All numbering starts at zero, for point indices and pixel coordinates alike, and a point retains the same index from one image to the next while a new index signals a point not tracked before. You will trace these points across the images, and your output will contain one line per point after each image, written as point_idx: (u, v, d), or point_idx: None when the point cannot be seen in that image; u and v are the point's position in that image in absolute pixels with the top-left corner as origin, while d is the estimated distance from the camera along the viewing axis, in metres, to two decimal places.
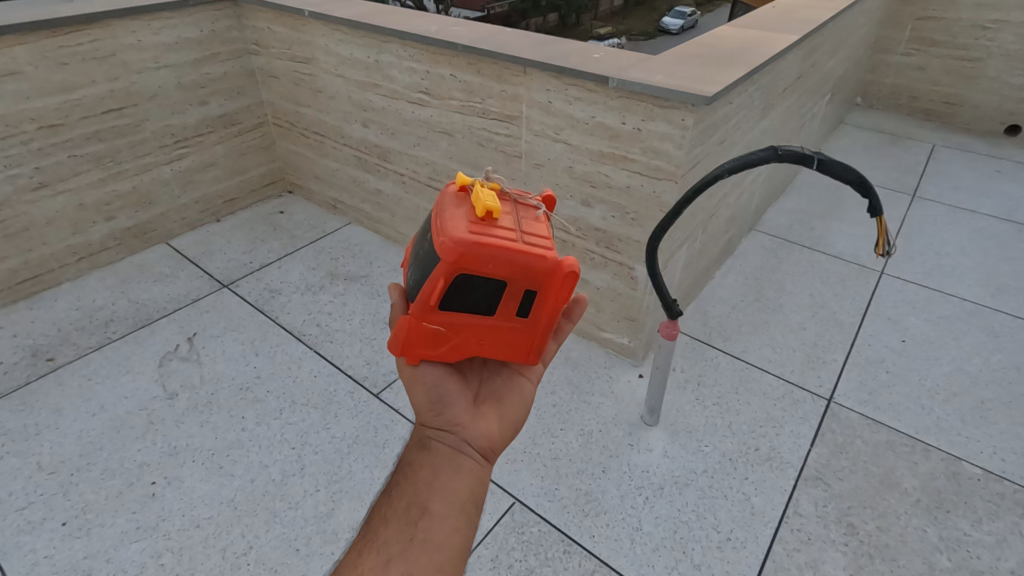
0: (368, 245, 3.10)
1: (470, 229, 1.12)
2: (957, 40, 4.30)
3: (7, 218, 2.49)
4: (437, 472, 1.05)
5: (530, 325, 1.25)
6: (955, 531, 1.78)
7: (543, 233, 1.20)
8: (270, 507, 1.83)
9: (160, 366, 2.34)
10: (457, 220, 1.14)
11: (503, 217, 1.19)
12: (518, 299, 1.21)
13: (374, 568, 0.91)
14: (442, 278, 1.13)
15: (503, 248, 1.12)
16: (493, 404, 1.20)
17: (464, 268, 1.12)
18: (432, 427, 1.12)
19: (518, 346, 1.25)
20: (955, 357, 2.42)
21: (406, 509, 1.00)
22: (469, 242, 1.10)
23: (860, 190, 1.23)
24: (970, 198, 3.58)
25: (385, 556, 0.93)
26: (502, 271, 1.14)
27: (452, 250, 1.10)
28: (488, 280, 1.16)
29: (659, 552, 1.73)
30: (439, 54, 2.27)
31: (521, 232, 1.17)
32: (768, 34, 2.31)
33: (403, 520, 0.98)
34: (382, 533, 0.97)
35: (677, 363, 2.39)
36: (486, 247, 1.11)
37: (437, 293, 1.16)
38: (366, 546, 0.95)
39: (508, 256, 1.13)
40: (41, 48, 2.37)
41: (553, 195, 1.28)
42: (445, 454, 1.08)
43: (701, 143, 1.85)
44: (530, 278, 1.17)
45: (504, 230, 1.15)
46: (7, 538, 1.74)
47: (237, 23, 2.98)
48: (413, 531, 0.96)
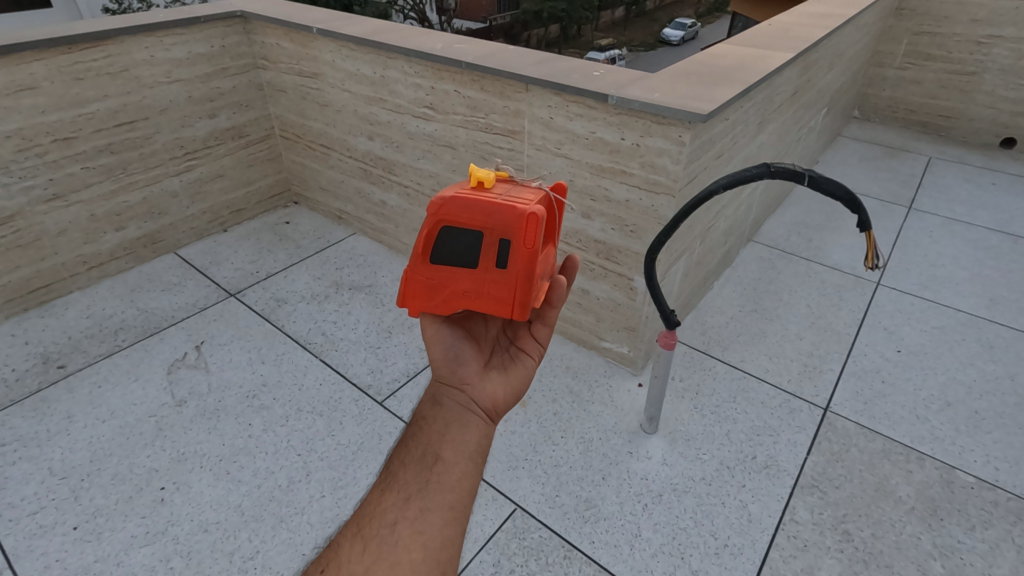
0: (372, 255, 3.16)
1: (454, 189, 1.30)
2: (952, 54, 4.37)
3: (22, 229, 2.55)
4: (451, 423, 1.07)
5: (511, 278, 1.26)
6: (949, 538, 1.81)
7: (528, 198, 1.31)
8: (276, 512, 1.87)
9: (168, 373, 2.39)
10: (450, 188, 1.33)
11: (496, 188, 1.34)
12: (497, 249, 1.28)
13: (395, 506, 0.93)
14: (426, 228, 1.29)
15: (476, 198, 1.26)
16: (502, 370, 1.22)
17: (444, 217, 1.27)
18: (444, 382, 1.15)
19: (501, 299, 1.26)
20: (950, 367, 2.46)
21: (422, 454, 1.02)
22: (447, 194, 1.27)
23: (850, 206, 1.28)
24: (966, 210, 3.64)
25: (403, 496, 0.95)
26: (476, 218, 1.26)
27: (433, 201, 1.28)
28: (468, 231, 1.27)
29: (658, 558, 1.76)
30: (444, 71, 2.34)
31: (503, 194, 1.30)
32: (764, 52, 2.37)
33: (419, 465, 0.99)
34: (400, 475, 0.98)
35: (676, 373, 2.43)
36: (461, 197, 1.27)
37: (426, 244, 1.30)
38: (384, 488, 0.97)
39: (481, 204, 1.26)
40: (57, 64, 2.44)
41: (563, 184, 1.44)
42: (456, 406, 1.10)
43: (698, 158, 1.91)
44: (501, 224, 1.26)
45: (487, 192, 1.30)
46: (20, 541, 1.78)
47: (246, 38, 3.06)
48: (430, 474, 0.98)
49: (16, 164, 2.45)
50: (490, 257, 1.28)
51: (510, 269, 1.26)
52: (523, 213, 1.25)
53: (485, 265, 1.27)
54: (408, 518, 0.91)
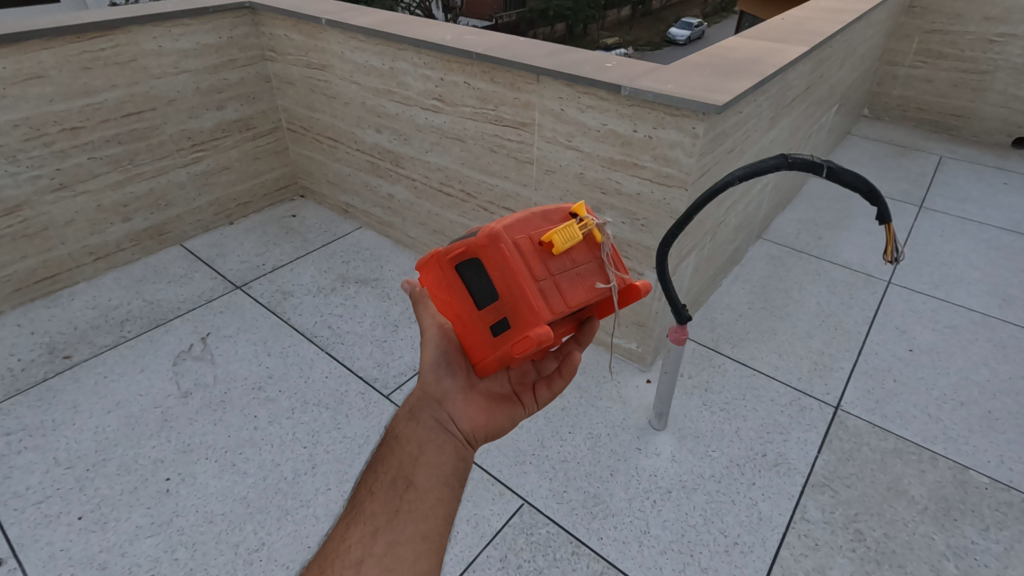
0: (378, 248, 3.14)
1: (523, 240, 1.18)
2: (964, 53, 4.33)
3: (28, 218, 2.54)
4: (423, 447, 1.08)
5: (488, 349, 1.18)
6: (963, 539, 1.79)
7: (570, 301, 1.18)
8: (281, 505, 1.86)
9: (174, 364, 2.38)
10: (528, 226, 1.20)
11: (559, 262, 1.20)
12: (498, 318, 1.17)
13: (362, 542, 0.93)
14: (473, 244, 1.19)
15: (518, 269, 1.14)
16: (485, 390, 1.25)
17: (482, 256, 1.17)
18: (424, 398, 1.17)
19: (474, 353, 1.21)
20: (963, 366, 2.43)
21: (393, 480, 1.02)
22: (501, 242, 1.15)
23: (869, 199, 1.25)
24: (978, 209, 3.60)
25: (371, 529, 0.95)
26: (505, 283, 1.15)
27: (493, 235, 1.15)
28: (488, 284, 1.17)
29: (667, 555, 1.74)
30: (453, 62, 2.32)
31: (553, 279, 1.18)
32: (778, 45, 2.34)
33: (388, 494, 1.00)
34: (369, 506, 0.98)
35: (685, 370, 2.40)
36: (507, 257, 1.15)
37: (461, 252, 1.20)
38: (352, 519, 0.97)
39: (518, 277, 1.14)
40: (65, 53, 2.43)
41: (645, 288, 1.28)
42: (432, 428, 1.12)
43: (712, 151, 1.88)
44: (517, 308, 1.15)
45: (544, 266, 1.18)
46: (25, 530, 1.77)
47: (254, 30, 3.04)
48: (400, 503, 0.98)
49: (24, 153, 2.44)
50: (488, 319, 1.18)
51: (496, 344, 1.17)
52: (536, 320, 1.13)
53: (480, 320, 1.18)
54: (374, 554, 0.91)
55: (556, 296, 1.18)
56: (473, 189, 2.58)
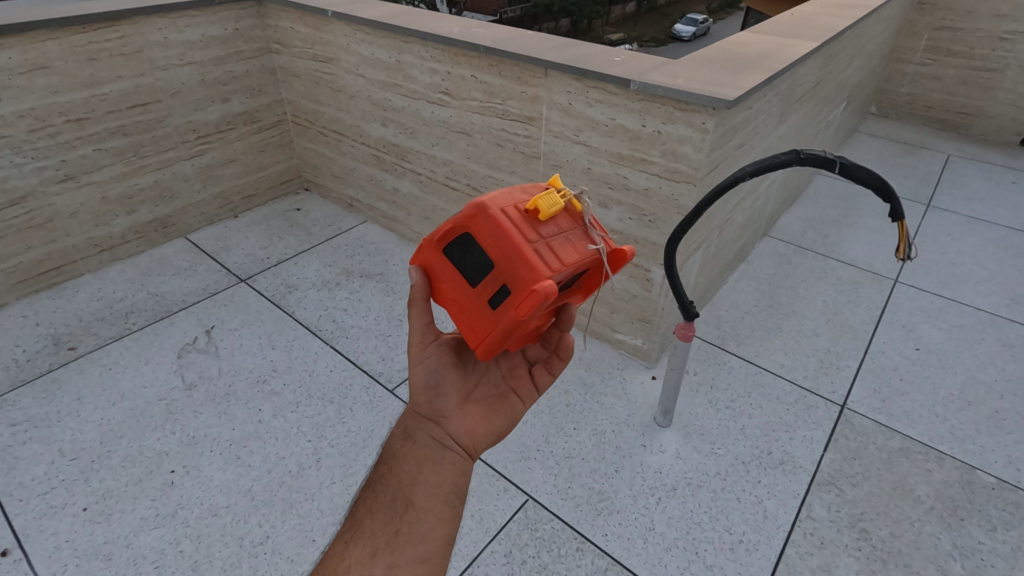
0: (382, 243, 3.13)
1: (507, 207, 1.14)
2: (973, 50, 4.29)
3: (33, 210, 2.54)
4: (420, 466, 1.08)
5: (490, 322, 1.13)
6: (969, 539, 1.78)
7: (567, 260, 1.13)
8: (286, 498, 1.85)
9: (179, 357, 2.38)
10: (508, 196, 1.18)
11: (549, 226, 1.15)
12: (495, 287, 1.13)
13: (360, 562, 0.92)
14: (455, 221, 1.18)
15: (508, 231, 1.10)
16: (483, 406, 1.21)
17: (472, 227, 1.15)
18: (419, 415, 1.16)
19: (475, 332, 1.16)
20: (970, 366, 2.42)
21: (391, 500, 1.02)
22: (487, 209, 1.13)
23: (881, 195, 1.23)
24: (986, 209, 3.57)
25: (370, 551, 0.94)
26: (495, 250, 1.12)
27: (475, 206, 1.15)
28: (479, 255, 1.15)
29: (671, 552, 1.73)
30: (460, 56, 2.30)
31: (546, 241, 1.13)
32: (788, 41, 2.32)
33: (388, 513, 1.00)
34: (367, 526, 0.98)
35: (691, 367, 2.39)
36: (497, 220, 1.12)
37: (447, 234, 1.20)
38: (349, 540, 0.97)
39: (506, 239, 1.10)
40: (71, 43, 2.43)
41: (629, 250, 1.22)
42: (429, 445, 1.12)
43: (721, 146, 1.86)
44: (512, 271, 1.10)
45: (534, 230, 1.13)
46: (30, 521, 1.77)
47: (260, 22, 3.02)
48: (400, 522, 0.98)
49: (29, 144, 2.44)
50: (485, 291, 1.14)
51: (497, 315, 1.12)
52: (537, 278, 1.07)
53: (477, 294, 1.16)
54: None
55: (550, 256, 1.11)
56: (479, 183, 2.57)
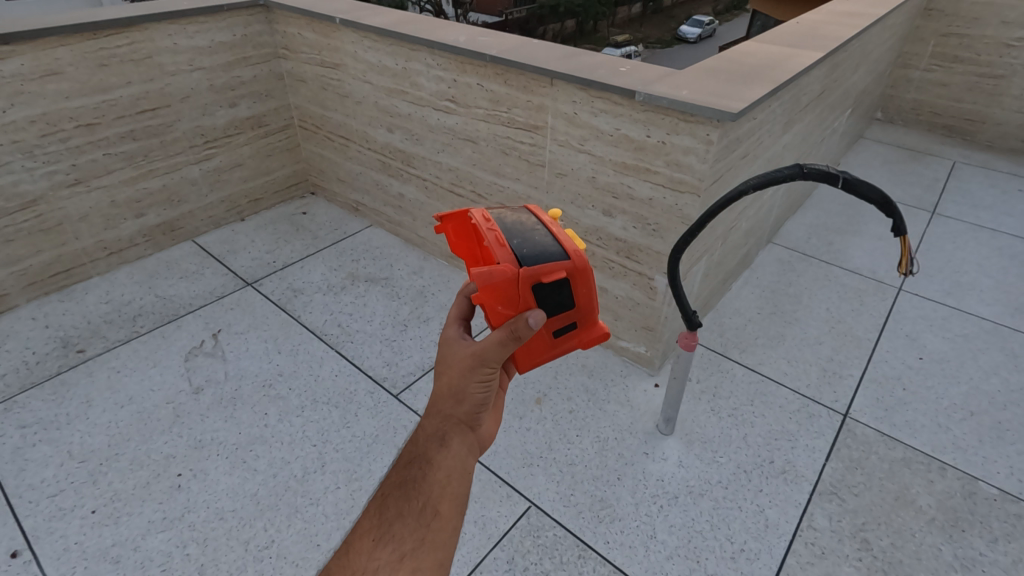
0: (388, 247, 3.15)
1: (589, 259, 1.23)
2: (980, 57, 4.28)
3: (43, 214, 2.57)
4: (456, 475, 0.98)
5: (548, 349, 1.26)
6: (971, 550, 1.78)
7: None
8: (291, 502, 1.88)
9: (186, 361, 2.40)
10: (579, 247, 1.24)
11: None
12: (564, 325, 1.25)
13: (388, 566, 0.82)
14: (560, 269, 1.15)
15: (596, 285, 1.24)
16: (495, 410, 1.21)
17: (574, 279, 1.18)
18: (458, 420, 1.06)
19: (530, 350, 1.25)
20: (974, 376, 2.42)
21: (422, 505, 0.91)
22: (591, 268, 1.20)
23: (884, 210, 1.24)
24: (991, 216, 3.57)
25: (398, 554, 0.85)
26: (583, 299, 1.23)
27: (582, 260, 1.18)
28: (565, 299, 1.20)
29: (673, 561, 1.74)
30: (466, 64, 2.32)
31: None
32: (793, 50, 2.33)
33: (418, 517, 0.90)
34: (394, 528, 0.88)
35: (693, 374, 2.40)
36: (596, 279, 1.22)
37: (549, 275, 1.14)
38: (378, 538, 0.87)
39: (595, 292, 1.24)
40: (82, 50, 2.46)
41: None
42: (465, 455, 1.02)
43: (725, 157, 1.87)
44: (585, 317, 1.27)
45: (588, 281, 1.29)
46: (40, 523, 1.80)
47: (268, 28, 3.05)
48: (428, 530, 0.88)
49: (40, 149, 2.47)
50: (555, 325, 1.23)
51: (555, 345, 1.27)
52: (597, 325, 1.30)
53: (547, 326, 1.22)
54: None
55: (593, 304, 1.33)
56: (484, 190, 2.58)
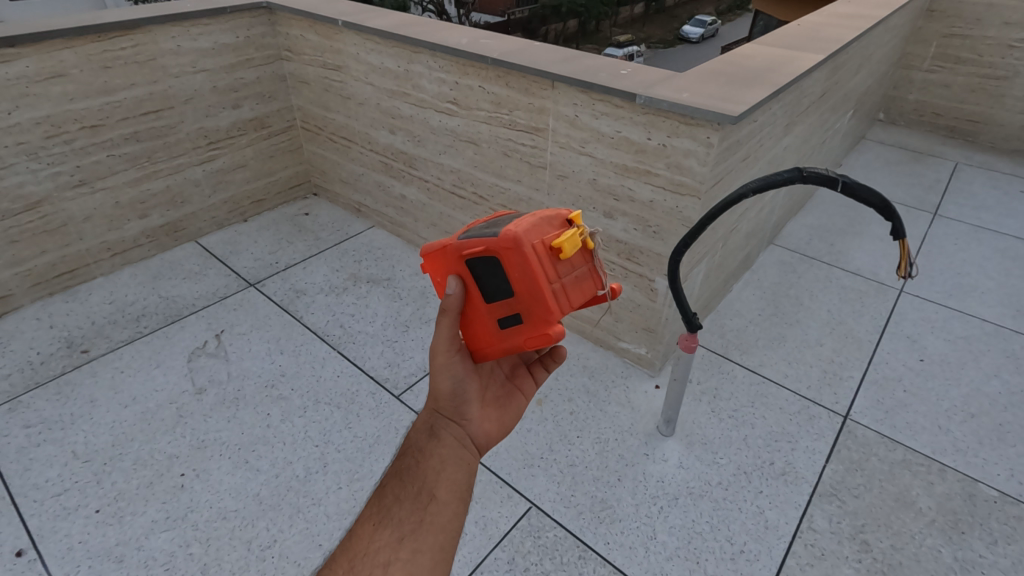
0: (390, 248, 3.16)
1: (536, 242, 1.12)
2: (982, 58, 4.27)
3: (48, 215, 2.58)
4: (444, 462, 1.10)
5: (497, 338, 1.25)
6: (970, 552, 1.78)
7: (575, 302, 1.20)
8: (294, 502, 1.89)
9: (189, 361, 2.42)
10: (541, 228, 1.14)
11: (564, 264, 1.17)
12: (507, 313, 1.21)
13: (389, 545, 0.95)
14: (482, 246, 1.16)
15: (534, 274, 1.13)
16: (497, 407, 1.28)
17: (496, 257, 1.15)
18: (442, 414, 1.20)
19: (479, 338, 1.27)
20: (975, 378, 2.42)
21: (417, 490, 1.04)
22: (519, 247, 1.11)
23: (883, 214, 1.24)
24: (993, 218, 3.57)
25: (397, 535, 0.97)
26: (518, 285, 1.16)
27: (508, 240, 1.11)
28: (502, 282, 1.18)
29: (673, 561, 1.75)
30: (468, 67, 2.33)
31: (562, 282, 1.17)
32: (794, 52, 2.34)
33: (414, 502, 1.02)
34: (394, 512, 1.00)
35: (694, 376, 2.41)
36: (528, 265, 1.12)
37: (472, 251, 1.18)
38: (378, 522, 0.99)
39: (536, 282, 1.14)
40: (87, 51, 2.48)
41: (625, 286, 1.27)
42: (452, 444, 1.15)
43: (725, 159, 1.88)
44: (530, 309, 1.19)
45: (553, 269, 1.16)
46: (44, 522, 1.81)
47: (271, 29, 3.06)
48: (424, 512, 1.01)
49: (45, 150, 2.49)
50: (499, 312, 1.22)
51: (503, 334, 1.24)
52: (550, 324, 1.19)
53: (490, 310, 1.23)
54: (399, 560, 0.93)
55: (564, 300, 1.18)
56: (485, 192, 2.59)
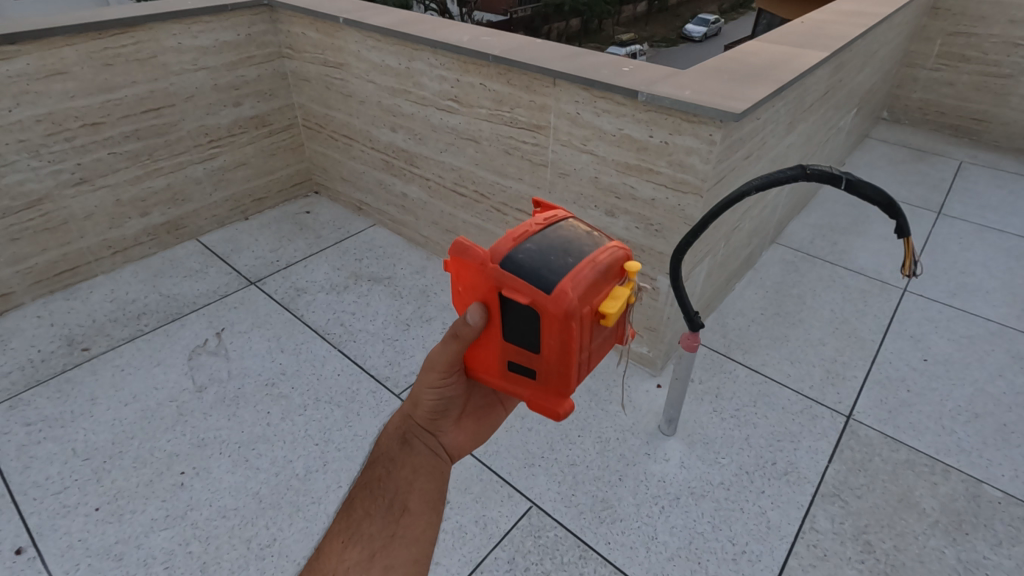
0: (391, 247, 3.16)
1: (585, 310, 1.04)
2: (987, 56, 4.24)
3: (49, 212, 2.58)
4: (417, 473, 1.13)
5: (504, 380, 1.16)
6: (974, 554, 1.77)
7: (593, 365, 1.16)
8: (293, 501, 1.88)
9: (189, 359, 2.41)
10: (592, 288, 1.05)
11: (601, 329, 1.11)
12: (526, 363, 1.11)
13: (359, 564, 0.98)
14: (525, 292, 1.02)
15: (569, 342, 1.04)
16: (474, 420, 1.28)
17: (536, 300, 1.02)
18: (417, 424, 1.20)
19: (484, 368, 1.17)
20: (979, 378, 2.40)
21: (389, 503, 1.07)
22: (566, 310, 1.01)
23: (887, 212, 1.22)
24: (998, 217, 3.54)
25: (368, 552, 1.00)
26: (549, 349, 1.06)
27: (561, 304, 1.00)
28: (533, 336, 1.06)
29: (674, 562, 1.74)
30: (470, 64, 2.32)
31: (592, 348, 1.11)
32: (797, 50, 2.32)
33: (385, 517, 1.05)
34: (365, 529, 1.03)
35: (696, 375, 2.40)
36: (570, 335, 1.03)
37: (514, 289, 1.04)
38: (347, 540, 1.02)
39: (569, 351, 1.05)
40: (88, 49, 2.47)
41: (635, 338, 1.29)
42: (425, 454, 1.17)
43: (728, 157, 1.87)
44: (549, 373, 1.09)
45: (590, 338, 1.09)
46: (44, 519, 1.81)
47: (272, 27, 3.05)
48: (395, 527, 1.04)
49: (46, 148, 2.48)
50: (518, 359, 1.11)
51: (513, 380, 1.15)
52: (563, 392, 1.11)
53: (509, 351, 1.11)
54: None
55: (586, 365, 1.13)
56: (487, 190, 2.58)
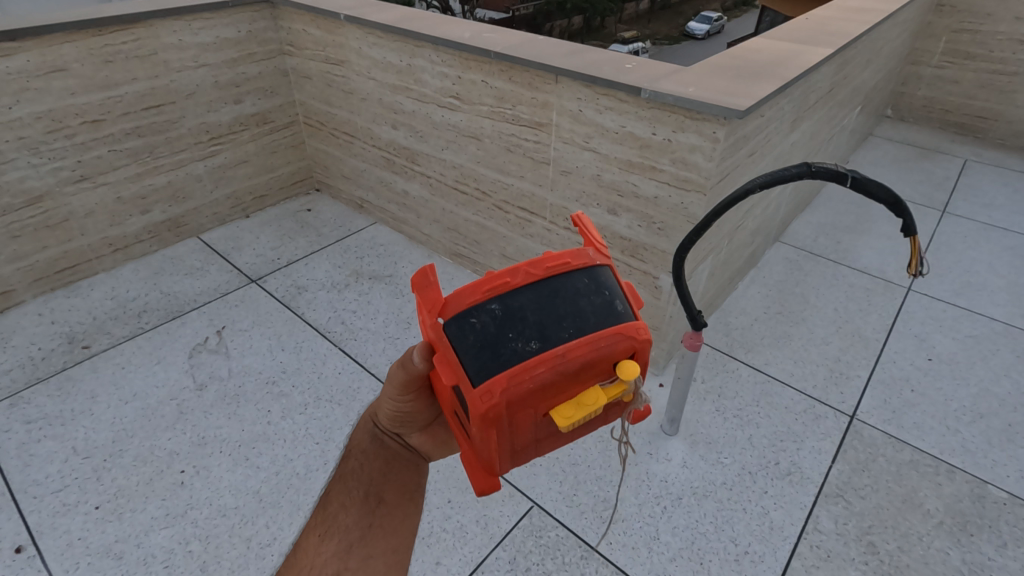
0: (392, 245, 3.15)
1: (515, 413, 0.91)
2: (993, 53, 4.21)
3: (49, 210, 2.58)
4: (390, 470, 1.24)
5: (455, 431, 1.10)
6: (979, 555, 1.75)
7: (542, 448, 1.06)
8: (293, 500, 1.87)
9: (190, 357, 2.41)
10: (538, 392, 0.90)
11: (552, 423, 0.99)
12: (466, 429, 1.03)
13: (337, 555, 1.07)
14: (458, 372, 0.91)
15: (492, 439, 0.94)
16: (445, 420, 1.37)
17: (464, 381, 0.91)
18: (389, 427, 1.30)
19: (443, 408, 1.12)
20: (984, 378, 2.38)
21: (365, 498, 1.18)
22: (491, 412, 0.89)
23: (894, 211, 1.21)
24: (1003, 216, 3.51)
25: (346, 543, 1.10)
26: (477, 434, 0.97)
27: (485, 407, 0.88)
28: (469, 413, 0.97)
29: (676, 562, 1.73)
30: (472, 61, 2.30)
31: (535, 439, 1.01)
32: (802, 47, 2.30)
33: (362, 510, 1.16)
34: (343, 522, 1.14)
35: (698, 374, 2.38)
36: (491, 433, 0.92)
37: (450, 363, 0.92)
38: (326, 534, 1.13)
39: (495, 446, 0.96)
40: (88, 46, 2.46)
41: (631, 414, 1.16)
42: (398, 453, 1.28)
43: (732, 155, 1.85)
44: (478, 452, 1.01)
45: (534, 432, 0.98)
46: (44, 518, 1.81)
47: (273, 24, 3.04)
48: (372, 518, 1.15)
49: (46, 145, 2.48)
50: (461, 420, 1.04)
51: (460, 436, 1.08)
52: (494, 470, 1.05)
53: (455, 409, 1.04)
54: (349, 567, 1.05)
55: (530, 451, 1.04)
56: (488, 188, 2.57)
